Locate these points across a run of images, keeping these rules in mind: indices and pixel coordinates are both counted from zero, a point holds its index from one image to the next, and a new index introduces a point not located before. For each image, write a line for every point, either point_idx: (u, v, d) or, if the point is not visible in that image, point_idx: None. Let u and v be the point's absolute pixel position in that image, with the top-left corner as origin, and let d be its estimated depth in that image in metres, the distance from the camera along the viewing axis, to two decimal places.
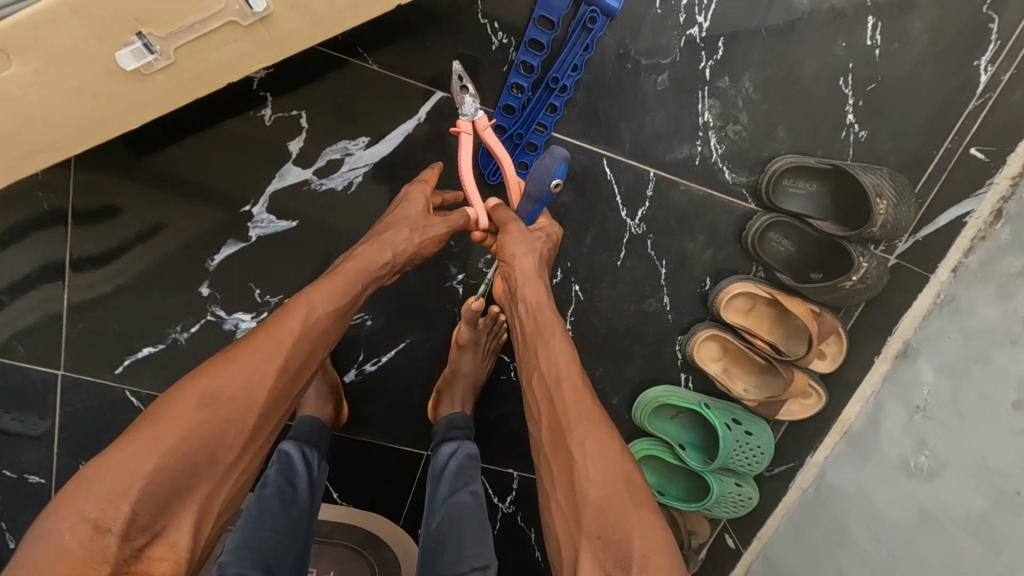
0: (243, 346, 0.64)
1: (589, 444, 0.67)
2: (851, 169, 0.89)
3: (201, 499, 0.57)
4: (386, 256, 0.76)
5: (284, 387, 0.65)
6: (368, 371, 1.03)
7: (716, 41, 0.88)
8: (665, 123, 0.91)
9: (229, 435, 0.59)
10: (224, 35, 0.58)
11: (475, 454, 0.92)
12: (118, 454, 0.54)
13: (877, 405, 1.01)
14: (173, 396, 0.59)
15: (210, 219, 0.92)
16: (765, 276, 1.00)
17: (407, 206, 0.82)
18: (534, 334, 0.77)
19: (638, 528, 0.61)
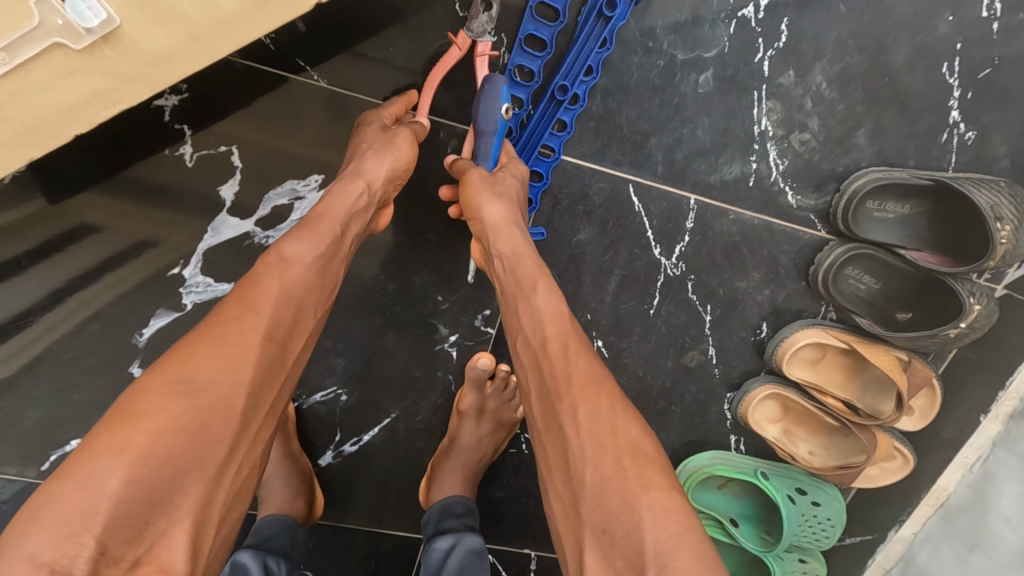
0: (207, 321, 0.47)
1: (582, 410, 0.48)
2: (960, 186, 0.67)
3: (200, 509, 0.40)
4: (359, 186, 0.61)
5: (272, 360, 0.48)
6: (347, 453, 0.84)
7: (776, 24, 0.67)
8: (711, 135, 0.70)
9: (216, 426, 0.42)
10: (50, 64, 0.41)
11: (478, 549, 0.71)
12: (73, 475, 0.37)
13: (985, 477, 0.80)
14: (132, 390, 0.42)
15: (133, 282, 0.72)
16: (837, 319, 0.79)
17: (368, 129, 0.65)
18: (511, 292, 0.59)
19: (651, 510, 0.43)
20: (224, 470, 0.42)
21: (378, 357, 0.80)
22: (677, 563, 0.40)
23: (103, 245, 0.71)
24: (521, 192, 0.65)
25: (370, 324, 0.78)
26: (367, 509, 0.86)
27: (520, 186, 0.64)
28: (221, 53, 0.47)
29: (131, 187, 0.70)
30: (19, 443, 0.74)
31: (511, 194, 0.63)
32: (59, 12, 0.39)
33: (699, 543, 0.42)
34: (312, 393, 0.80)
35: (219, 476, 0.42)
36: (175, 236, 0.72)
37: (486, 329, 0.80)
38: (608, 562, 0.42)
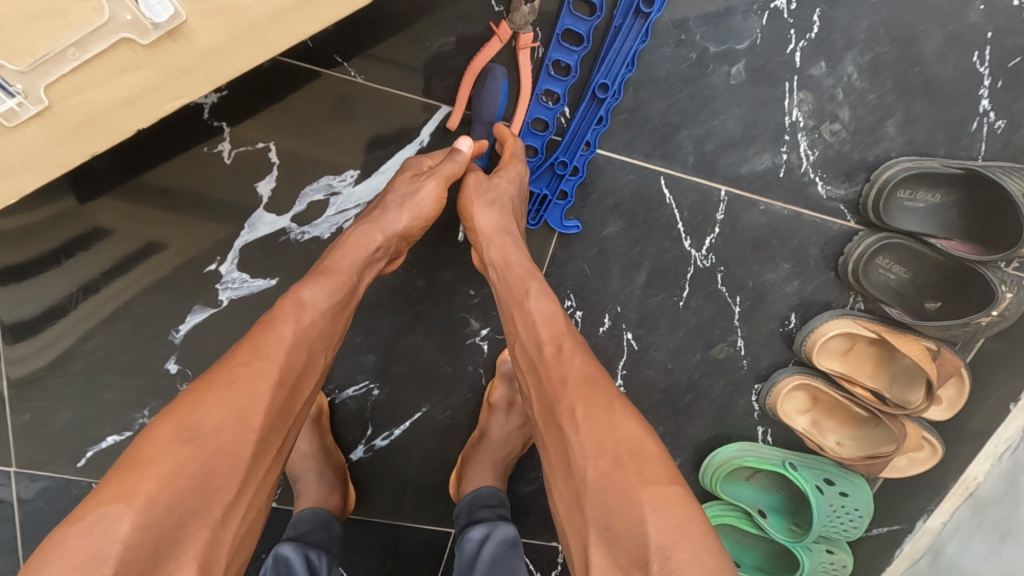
0: (222, 364, 0.49)
1: (580, 410, 0.48)
2: (990, 173, 0.68)
3: (206, 553, 0.42)
4: (376, 241, 0.63)
5: (284, 404, 0.49)
6: (378, 447, 0.84)
7: (808, 15, 0.67)
8: (741, 127, 0.70)
9: (224, 473, 0.44)
10: (116, 59, 0.41)
11: (514, 538, 0.71)
12: (85, 519, 0.39)
13: (1015, 465, 0.80)
14: (147, 433, 0.44)
15: (162, 287, 0.74)
16: (866, 310, 0.79)
17: (397, 180, 0.67)
18: (506, 294, 0.60)
19: (652, 506, 0.43)
20: (230, 514, 0.44)
21: (408, 352, 0.80)
22: (677, 558, 0.41)
23: (112, 249, 0.72)
24: (520, 194, 0.66)
25: (400, 320, 0.79)
26: (397, 502, 0.87)
27: (518, 190, 0.64)
28: (278, 48, 0.49)
29: (137, 192, 0.71)
30: (62, 436, 0.77)
31: (505, 201, 0.64)
32: (131, 9, 0.39)
33: (704, 540, 0.42)
34: (344, 387, 0.81)
35: (226, 519, 0.44)
36: (181, 238, 0.72)
37: None
38: (615, 558, 0.42)
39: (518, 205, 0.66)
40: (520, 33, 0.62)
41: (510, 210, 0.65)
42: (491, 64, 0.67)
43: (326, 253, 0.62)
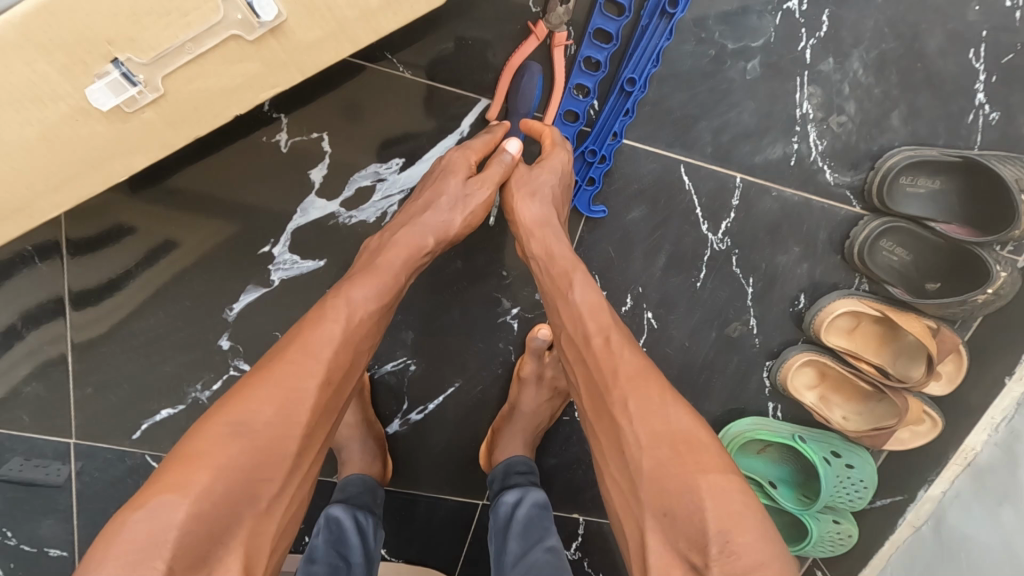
0: (273, 362, 0.53)
1: (631, 403, 0.52)
2: (986, 161, 0.73)
3: (252, 540, 0.47)
4: (425, 241, 0.68)
5: (328, 402, 0.54)
6: (413, 421, 0.90)
7: (818, 15, 0.73)
8: (756, 118, 0.76)
9: (271, 466, 0.49)
10: (224, 54, 0.47)
11: (545, 503, 0.76)
12: (145, 505, 0.44)
13: (1011, 434, 0.85)
14: (202, 427, 0.49)
15: (200, 278, 0.80)
16: (870, 290, 0.85)
17: (442, 181, 0.71)
18: (552, 280, 0.66)
19: (711, 492, 0.47)
20: (273, 505, 0.49)
21: (442, 329, 0.85)
22: (734, 540, 0.45)
23: (140, 240, 0.78)
24: (562, 183, 0.71)
25: (436, 300, 0.84)
26: (431, 472, 0.94)
27: (558, 180, 0.70)
28: (363, 43, 0.52)
29: (160, 189, 0.77)
30: (122, 404, 0.84)
31: (546, 192, 0.70)
32: (240, 9, 0.44)
33: (760, 526, 0.46)
34: (383, 363, 0.86)
35: (270, 510, 0.48)
36: (194, 237, 0.78)
37: None
38: (671, 541, 0.47)
39: (560, 196, 0.71)
40: (556, 32, 0.68)
41: (554, 201, 0.71)
42: (527, 62, 0.72)
43: (374, 253, 0.67)
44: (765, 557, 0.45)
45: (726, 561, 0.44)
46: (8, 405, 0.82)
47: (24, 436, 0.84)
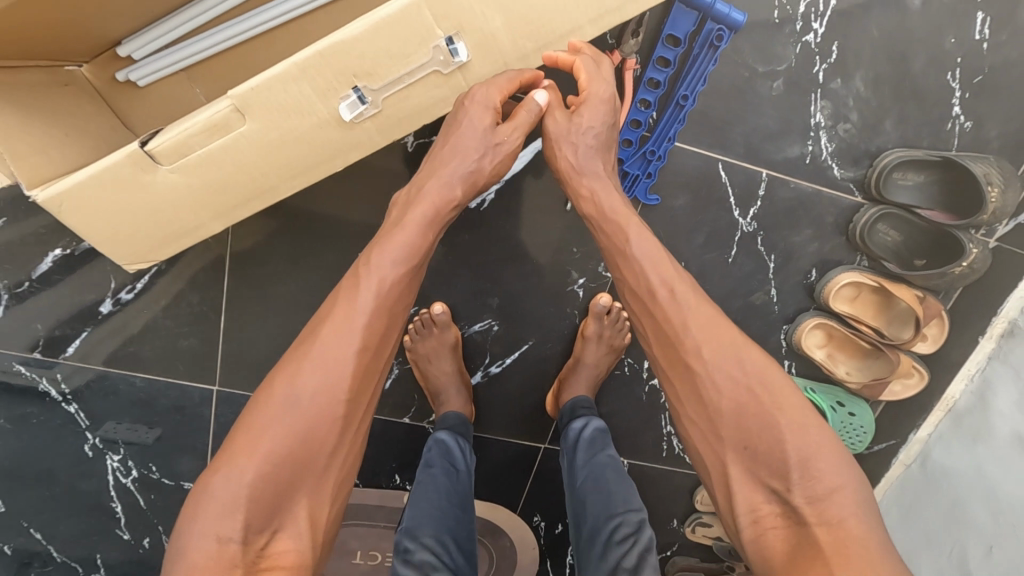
0: (312, 343, 0.65)
1: (706, 353, 0.66)
2: (960, 159, 0.93)
3: (313, 491, 0.62)
4: (455, 200, 0.76)
5: (367, 366, 0.66)
6: (493, 372, 1.09)
7: (829, 46, 0.89)
8: (779, 125, 0.94)
9: (322, 431, 0.62)
10: (427, 82, 0.63)
11: (604, 427, 0.95)
12: (222, 471, 0.59)
13: (983, 382, 1.05)
14: (259, 404, 0.62)
15: (318, 258, 1.00)
16: (869, 265, 1.04)
17: (471, 133, 0.74)
18: (608, 222, 0.78)
19: (789, 429, 0.62)
20: (330, 462, 0.63)
21: (519, 296, 1.04)
22: (815, 466, 0.60)
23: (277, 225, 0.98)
24: (598, 132, 0.81)
25: (516, 272, 1.03)
26: (504, 419, 1.12)
27: (596, 127, 0.81)
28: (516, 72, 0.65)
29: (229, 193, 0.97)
30: (255, 359, 1.05)
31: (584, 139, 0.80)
32: (444, 51, 0.60)
33: (836, 459, 0.61)
34: (472, 323, 1.06)
35: (327, 464, 0.63)
36: (247, 229, 0.98)
37: (606, 274, 1.04)
38: (751, 467, 0.62)
39: (595, 140, 0.82)
40: (626, 57, 0.87)
41: (600, 145, 0.82)
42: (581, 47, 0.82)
43: (406, 209, 0.74)
44: (840, 480, 0.59)
45: (806, 482, 0.59)
46: (167, 358, 1.03)
47: (177, 383, 1.05)
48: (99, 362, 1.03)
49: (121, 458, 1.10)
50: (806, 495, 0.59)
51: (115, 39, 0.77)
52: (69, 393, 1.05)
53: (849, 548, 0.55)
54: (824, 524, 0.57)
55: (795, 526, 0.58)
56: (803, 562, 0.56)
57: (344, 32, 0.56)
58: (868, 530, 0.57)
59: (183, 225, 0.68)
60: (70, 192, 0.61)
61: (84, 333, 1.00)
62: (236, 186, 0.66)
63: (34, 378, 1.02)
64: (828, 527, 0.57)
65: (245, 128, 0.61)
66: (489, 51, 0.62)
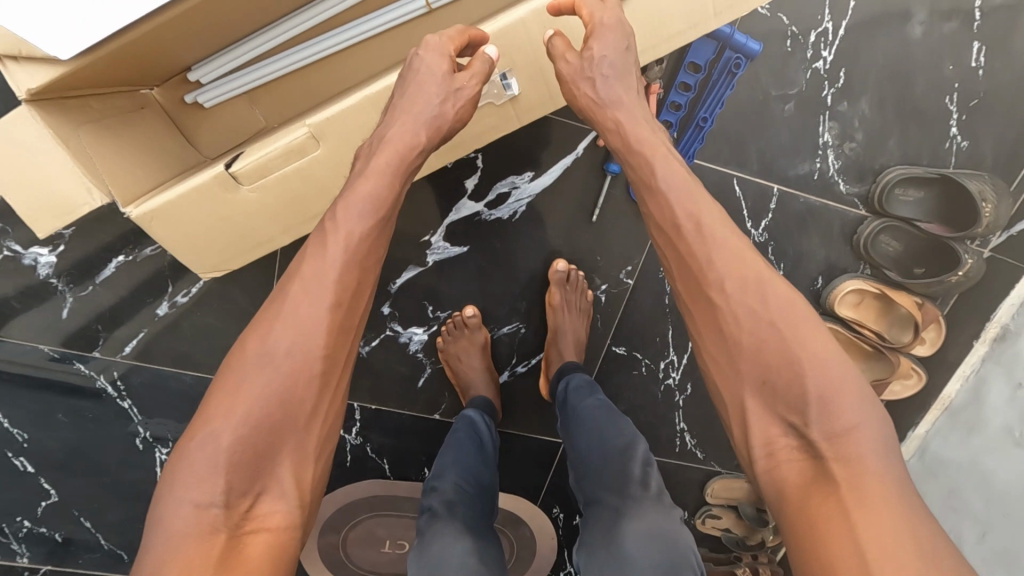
0: (282, 301, 0.60)
1: (729, 287, 0.62)
2: (957, 177, 1.00)
3: (297, 451, 0.58)
4: (420, 143, 0.65)
5: (344, 322, 0.61)
6: (520, 372, 1.17)
7: (837, 72, 0.97)
8: (790, 144, 1.01)
9: (300, 389, 0.58)
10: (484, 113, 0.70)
11: (591, 379, 0.99)
12: (197, 435, 0.55)
13: (978, 382, 1.13)
14: (232, 365, 0.58)
15: None
16: (871, 273, 1.11)
17: (428, 83, 0.65)
18: (633, 156, 0.69)
19: (814, 367, 0.57)
20: (312, 420, 0.59)
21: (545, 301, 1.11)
22: (834, 404, 0.56)
23: None
24: (616, 63, 0.66)
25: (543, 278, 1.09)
26: (528, 414, 1.20)
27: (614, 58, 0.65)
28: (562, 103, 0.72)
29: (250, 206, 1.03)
30: None
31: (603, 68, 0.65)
32: (496, 85, 0.68)
33: (856, 393, 0.57)
34: (501, 325, 1.13)
35: (310, 423, 0.59)
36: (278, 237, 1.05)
37: (627, 280, 1.10)
38: (770, 404, 0.59)
39: (616, 70, 0.66)
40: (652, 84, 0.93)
41: (621, 70, 0.67)
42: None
43: (369, 155, 0.65)
44: (860, 418, 0.56)
45: (825, 419, 0.56)
46: (217, 356, 1.11)
47: None
48: (154, 360, 1.10)
49: (169, 450, 1.18)
50: (823, 433, 0.56)
51: (186, 65, 0.84)
52: (124, 389, 1.12)
53: (864, 485, 0.53)
54: (840, 461, 0.54)
55: (813, 468, 0.56)
56: (816, 497, 0.54)
57: (379, 81, 0.68)
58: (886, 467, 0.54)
59: (255, 238, 0.74)
60: (160, 208, 0.68)
61: (142, 333, 1.08)
62: (305, 202, 0.73)
63: (93, 375, 1.10)
64: (844, 464, 0.54)
65: (318, 152, 0.68)
66: (538, 82, 0.68)
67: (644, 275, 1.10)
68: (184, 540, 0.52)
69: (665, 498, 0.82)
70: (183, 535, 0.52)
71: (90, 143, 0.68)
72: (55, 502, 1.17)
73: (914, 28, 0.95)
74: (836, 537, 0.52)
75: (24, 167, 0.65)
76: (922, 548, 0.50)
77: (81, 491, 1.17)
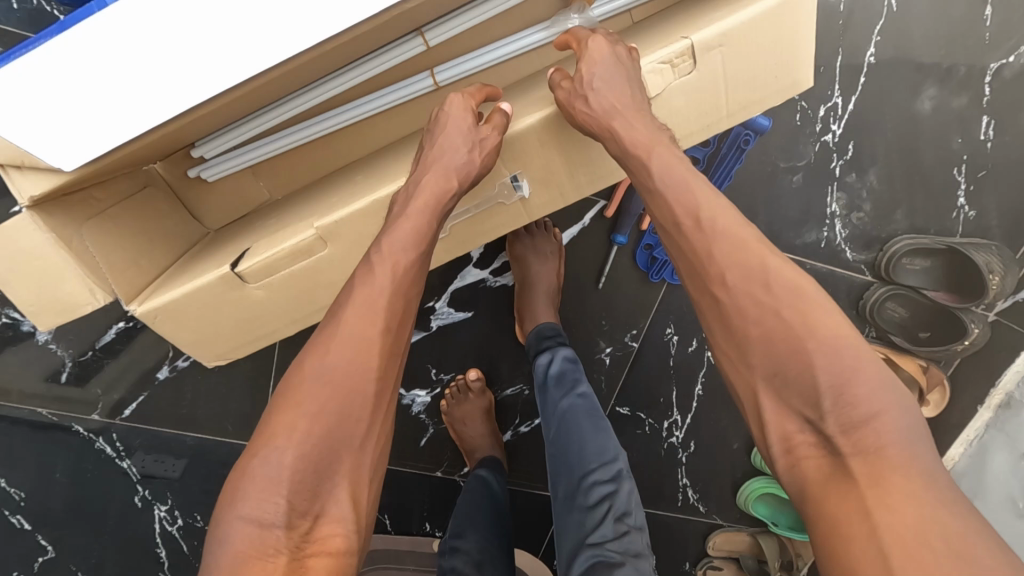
0: (336, 322, 0.58)
1: (731, 280, 0.56)
2: (964, 249, 0.99)
3: (353, 473, 0.54)
4: (454, 186, 0.64)
5: (394, 344, 0.59)
6: (523, 432, 1.15)
7: (846, 144, 0.96)
8: (797, 214, 1.00)
9: (355, 409, 0.55)
10: (492, 213, 0.69)
11: (572, 356, 0.96)
12: (258, 453, 0.52)
13: (981, 448, 1.13)
14: (291, 385, 0.56)
15: None
16: (876, 337, 1.10)
17: (456, 130, 0.65)
18: (630, 161, 0.63)
19: (823, 353, 0.51)
20: (367, 440, 0.56)
21: None
22: (848, 392, 0.49)
23: None
24: (618, 80, 0.63)
25: None
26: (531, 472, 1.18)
27: (613, 74, 0.63)
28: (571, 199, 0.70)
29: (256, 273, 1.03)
30: None
31: (604, 82, 0.62)
32: (508, 189, 0.67)
33: (875, 377, 0.50)
34: (505, 387, 1.12)
35: (365, 444, 0.55)
36: None
37: (631, 342, 1.09)
38: (784, 398, 0.52)
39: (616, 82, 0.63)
40: None
41: (615, 84, 0.63)
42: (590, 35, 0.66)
43: (404, 198, 0.64)
44: (882, 405, 0.48)
45: (842, 409, 0.49)
46: (218, 417, 1.10)
47: (224, 441, 1.11)
48: (154, 421, 1.09)
49: (168, 507, 1.14)
50: (840, 424, 0.49)
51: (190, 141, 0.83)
52: (123, 449, 1.10)
53: (891, 478, 0.45)
54: (862, 456, 0.47)
55: (831, 468, 0.48)
56: (835, 496, 0.47)
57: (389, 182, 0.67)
58: (921, 471, 0.46)
59: (260, 330, 0.73)
60: (168, 304, 0.68)
61: (141, 396, 1.08)
62: (310, 297, 0.71)
63: (91, 437, 1.09)
64: (865, 458, 0.47)
65: (325, 251, 0.67)
66: (547, 184, 0.67)
67: (649, 338, 1.09)
68: (244, 562, 0.48)
69: (638, 542, 0.83)
70: (243, 558, 0.48)
71: (93, 240, 0.67)
72: (50, 561, 1.15)
73: (924, 103, 0.94)
74: (853, 536, 0.45)
75: (19, 267, 0.63)
76: (952, 549, 0.41)
77: (74, 553, 1.14)
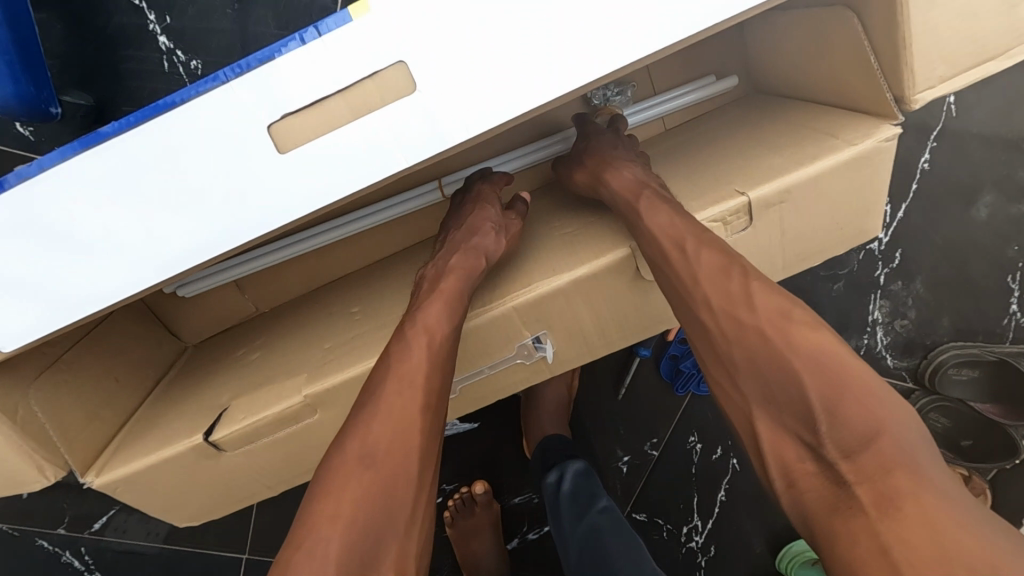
0: (369, 397, 0.50)
1: (715, 302, 0.48)
2: (1019, 363, 0.88)
3: (401, 563, 0.44)
4: (480, 263, 0.59)
5: (435, 417, 0.51)
6: (530, 540, 1.03)
7: (892, 252, 0.91)
8: (837, 322, 0.92)
9: (400, 489, 0.46)
10: (510, 374, 0.60)
11: (584, 470, 0.86)
12: (298, 550, 0.42)
13: None
14: (326, 469, 0.47)
15: None
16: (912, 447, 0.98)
17: (486, 211, 0.65)
18: (619, 210, 0.59)
19: (807, 370, 0.42)
20: (413, 522, 0.46)
21: None
22: (842, 406, 0.40)
23: None
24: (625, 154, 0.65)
25: None
26: None
27: (613, 148, 0.66)
28: (600, 351, 0.61)
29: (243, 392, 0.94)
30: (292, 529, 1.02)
31: (608, 159, 0.65)
32: (530, 353, 0.58)
33: (872, 389, 0.41)
34: (513, 496, 1.03)
35: (410, 528, 0.45)
36: None
37: (651, 451, 1.01)
38: (776, 422, 0.43)
39: (616, 155, 0.65)
40: None
41: (608, 155, 0.66)
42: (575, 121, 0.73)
43: (433, 280, 0.59)
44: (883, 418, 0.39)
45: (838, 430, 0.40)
46: (202, 527, 1.01)
47: (203, 553, 1.01)
48: (127, 533, 0.99)
49: None
50: (839, 446, 0.39)
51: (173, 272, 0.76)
52: (92, 563, 0.99)
53: (907, 509, 0.35)
54: (869, 483, 0.37)
55: (837, 502, 0.38)
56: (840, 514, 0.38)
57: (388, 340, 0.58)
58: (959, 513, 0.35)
59: (239, 493, 0.64)
60: (132, 476, 0.58)
61: (114, 508, 0.99)
62: (298, 460, 0.62)
63: (56, 551, 0.98)
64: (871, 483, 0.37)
65: (315, 417, 0.58)
66: (571, 336, 0.58)
67: (670, 446, 1.01)
68: None
69: None
70: None
71: (44, 402, 0.57)
72: None
73: (980, 210, 0.90)
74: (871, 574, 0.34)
75: None
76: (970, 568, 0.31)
77: None
